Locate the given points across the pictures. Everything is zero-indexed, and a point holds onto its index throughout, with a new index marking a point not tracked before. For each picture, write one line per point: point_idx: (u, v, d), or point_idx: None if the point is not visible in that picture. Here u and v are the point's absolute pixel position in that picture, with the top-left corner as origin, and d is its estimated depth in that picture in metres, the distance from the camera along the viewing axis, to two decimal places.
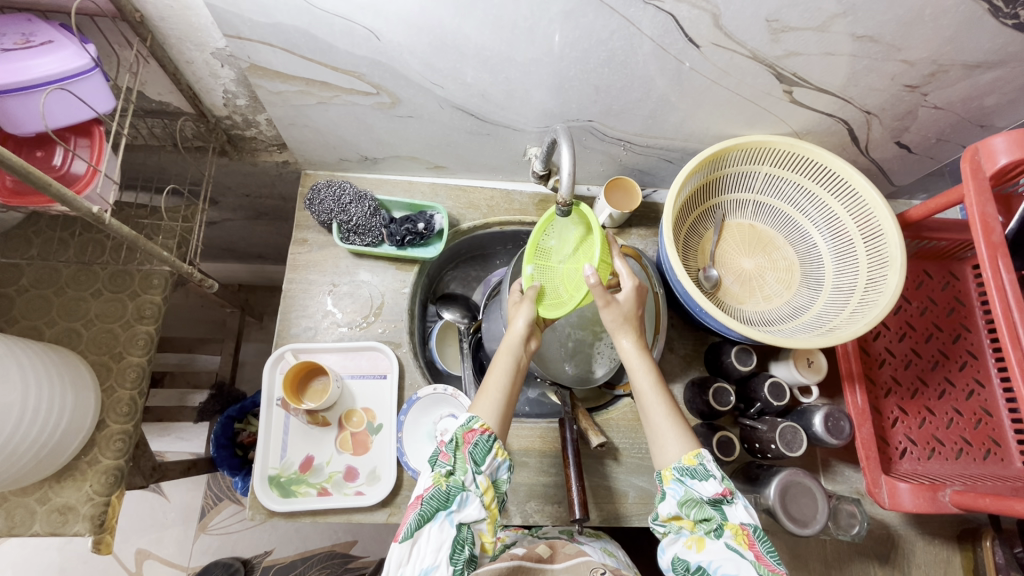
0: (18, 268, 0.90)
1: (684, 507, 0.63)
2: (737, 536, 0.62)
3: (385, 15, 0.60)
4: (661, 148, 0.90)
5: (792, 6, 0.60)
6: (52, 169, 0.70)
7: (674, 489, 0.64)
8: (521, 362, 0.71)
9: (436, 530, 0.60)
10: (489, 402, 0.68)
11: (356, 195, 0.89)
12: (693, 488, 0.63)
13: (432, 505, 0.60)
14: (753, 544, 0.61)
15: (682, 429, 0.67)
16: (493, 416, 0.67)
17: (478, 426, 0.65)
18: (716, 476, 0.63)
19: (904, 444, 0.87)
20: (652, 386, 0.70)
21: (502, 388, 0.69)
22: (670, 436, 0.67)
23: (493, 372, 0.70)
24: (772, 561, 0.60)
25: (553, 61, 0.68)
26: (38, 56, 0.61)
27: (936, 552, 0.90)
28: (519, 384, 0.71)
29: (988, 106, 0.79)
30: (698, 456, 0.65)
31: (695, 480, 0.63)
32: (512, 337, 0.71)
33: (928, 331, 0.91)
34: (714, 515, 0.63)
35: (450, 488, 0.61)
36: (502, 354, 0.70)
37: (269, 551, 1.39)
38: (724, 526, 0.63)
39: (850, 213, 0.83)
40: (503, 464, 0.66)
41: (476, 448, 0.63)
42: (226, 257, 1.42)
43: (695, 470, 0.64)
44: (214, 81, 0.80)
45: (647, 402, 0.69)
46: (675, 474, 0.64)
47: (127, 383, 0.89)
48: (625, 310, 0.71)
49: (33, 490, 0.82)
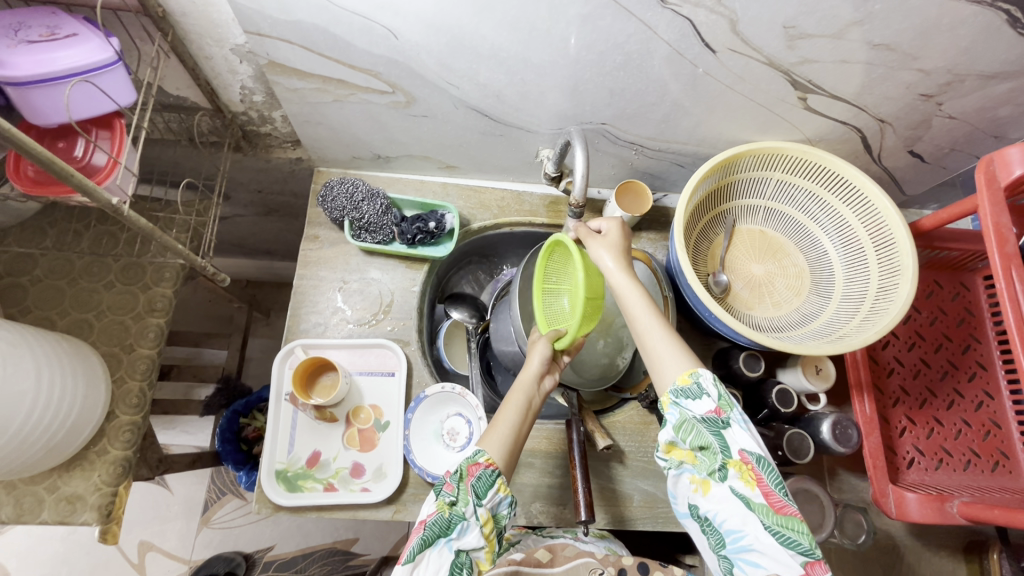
0: (32, 259, 0.90)
1: (680, 432, 0.62)
2: (743, 475, 0.60)
3: (403, 14, 0.60)
4: (673, 153, 0.90)
5: (809, 13, 0.60)
6: (72, 160, 0.70)
7: (670, 414, 0.62)
8: (533, 402, 0.71)
9: (435, 556, 0.59)
10: (497, 439, 0.67)
11: (367, 193, 0.90)
12: (687, 409, 0.62)
13: (434, 530, 0.59)
14: (759, 479, 0.58)
15: (681, 349, 0.65)
16: (500, 452, 0.66)
17: (484, 460, 0.64)
18: (709, 395, 0.61)
19: (912, 453, 0.86)
20: (645, 310, 0.67)
21: (511, 425, 0.68)
22: (665, 358, 0.65)
23: (505, 406, 0.69)
24: (781, 495, 0.58)
25: (569, 63, 0.68)
26: (62, 48, 0.61)
27: (942, 563, 0.89)
28: (529, 424, 0.71)
29: (1003, 117, 0.79)
30: (693, 374, 0.63)
31: (689, 401, 0.62)
32: (526, 376, 0.71)
33: (938, 340, 0.91)
34: (713, 442, 0.60)
35: (452, 517, 0.60)
36: (515, 393, 0.70)
37: (271, 546, 1.39)
38: (728, 465, 0.60)
39: (862, 222, 0.83)
40: (505, 500, 0.64)
41: (479, 481, 0.62)
42: (234, 253, 1.42)
43: (689, 390, 0.62)
44: (232, 76, 0.80)
45: (642, 324, 0.67)
46: (672, 398, 0.63)
47: (137, 374, 0.89)
48: (613, 241, 0.71)
49: (42, 479, 0.83)
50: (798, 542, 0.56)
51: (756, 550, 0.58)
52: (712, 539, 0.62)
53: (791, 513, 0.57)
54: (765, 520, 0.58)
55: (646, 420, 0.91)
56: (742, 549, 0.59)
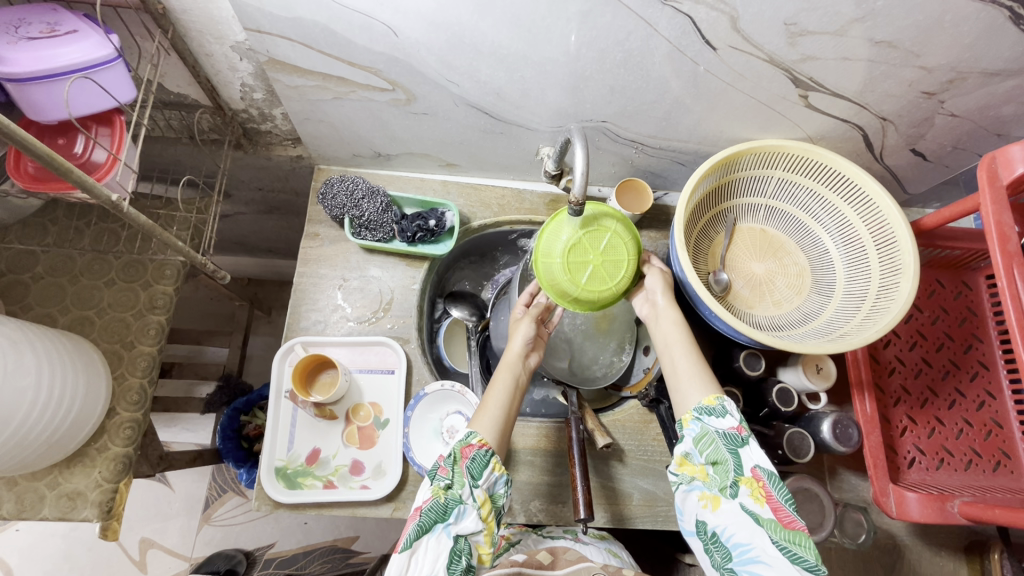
0: (34, 256, 0.91)
1: (699, 445, 0.64)
2: (754, 492, 0.61)
3: (403, 12, 0.60)
4: (673, 151, 0.90)
5: (810, 10, 0.60)
6: (73, 156, 0.70)
7: (691, 428, 0.65)
8: (520, 380, 0.74)
9: (433, 542, 0.59)
10: (488, 418, 0.68)
11: (368, 190, 0.90)
12: (709, 425, 0.65)
13: (430, 516, 0.59)
14: (770, 496, 0.60)
15: (706, 378, 0.69)
16: (491, 432, 0.67)
17: (477, 441, 0.64)
18: (733, 414, 0.65)
19: (913, 453, 0.86)
20: (681, 340, 0.73)
21: (500, 404, 0.70)
22: (692, 384, 0.69)
23: (493, 388, 0.71)
24: (790, 511, 0.59)
25: (569, 61, 0.68)
26: (63, 44, 0.62)
27: (943, 563, 0.89)
28: (516, 404, 0.73)
29: (1006, 115, 0.79)
30: (719, 398, 0.66)
31: (713, 417, 0.65)
32: (511, 356, 0.75)
33: (940, 340, 0.91)
34: (729, 458, 0.63)
35: (447, 501, 0.60)
36: (502, 372, 0.73)
37: (272, 544, 1.40)
38: (739, 483, 0.62)
39: (863, 220, 0.83)
40: (501, 478, 0.64)
41: (473, 463, 0.62)
42: (236, 250, 1.43)
43: (713, 408, 0.65)
44: (233, 74, 0.81)
45: (675, 352, 0.73)
46: (694, 415, 0.66)
47: (138, 371, 0.89)
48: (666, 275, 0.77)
49: (43, 475, 0.83)
50: (803, 558, 0.56)
51: (763, 563, 0.58)
52: (718, 555, 0.61)
53: (800, 530, 0.58)
54: (773, 535, 0.58)
55: (646, 419, 0.91)
56: (749, 561, 0.58)
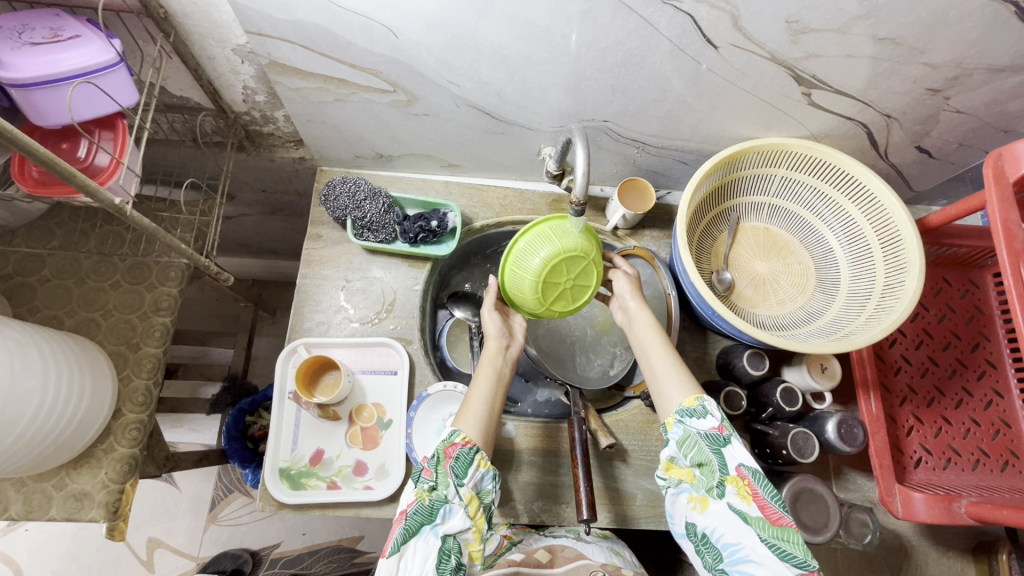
0: (41, 259, 0.92)
1: (682, 447, 0.64)
2: (739, 491, 0.61)
3: (403, 13, 0.60)
4: (676, 150, 0.90)
5: (813, 7, 0.59)
6: (76, 160, 0.71)
7: (674, 431, 0.65)
8: (501, 373, 0.75)
9: (421, 544, 0.58)
10: (472, 418, 0.68)
11: (370, 192, 0.90)
12: (691, 426, 0.64)
13: (416, 519, 0.59)
14: (757, 494, 0.60)
15: (685, 378, 0.70)
16: (476, 430, 0.67)
17: (460, 440, 0.64)
18: (714, 414, 0.64)
19: (919, 452, 0.85)
20: (657, 342, 0.75)
21: (482, 401, 0.70)
22: (672, 386, 0.69)
23: (475, 387, 0.72)
24: (777, 507, 0.58)
25: (569, 61, 0.68)
26: (64, 50, 0.62)
27: (950, 564, 0.88)
28: (500, 397, 0.73)
29: (1013, 111, 0.78)
30: (699, 398, 0.66)
31: (694, 419, 0.65)
32: (490, 348, 0.77)
33: (946, 339, 0.90)
34: (712, 459, 0.62)
35: (433, 502, 0.60)
36: (483, 367, 0.74)
37: (277, 544, 1.41)
38: (725, 482, 0.61)
39: (868, 218, 0.82)
40: (487, 474, 0.65)
41: (457, 462, 0.63)
42: (240, 252, 1.44)
43: (694, 410, 0.65)
44: (235, 77, 0.81)
45: (653, 354, 0.74)
46: (676, 418, 0.66)
47: (143, 373, 0.90)
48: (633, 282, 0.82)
49: (51, 476, 0.84)
50: (793, 555, 0.56)
51: (753, 563, 0.57)
52: (709, 556, 0.62)
53: (788, 527, 0.57)
54: (763, 533, 0.58)
55: (650, 419, 0.91)
56: (740, 560, 0.58)
